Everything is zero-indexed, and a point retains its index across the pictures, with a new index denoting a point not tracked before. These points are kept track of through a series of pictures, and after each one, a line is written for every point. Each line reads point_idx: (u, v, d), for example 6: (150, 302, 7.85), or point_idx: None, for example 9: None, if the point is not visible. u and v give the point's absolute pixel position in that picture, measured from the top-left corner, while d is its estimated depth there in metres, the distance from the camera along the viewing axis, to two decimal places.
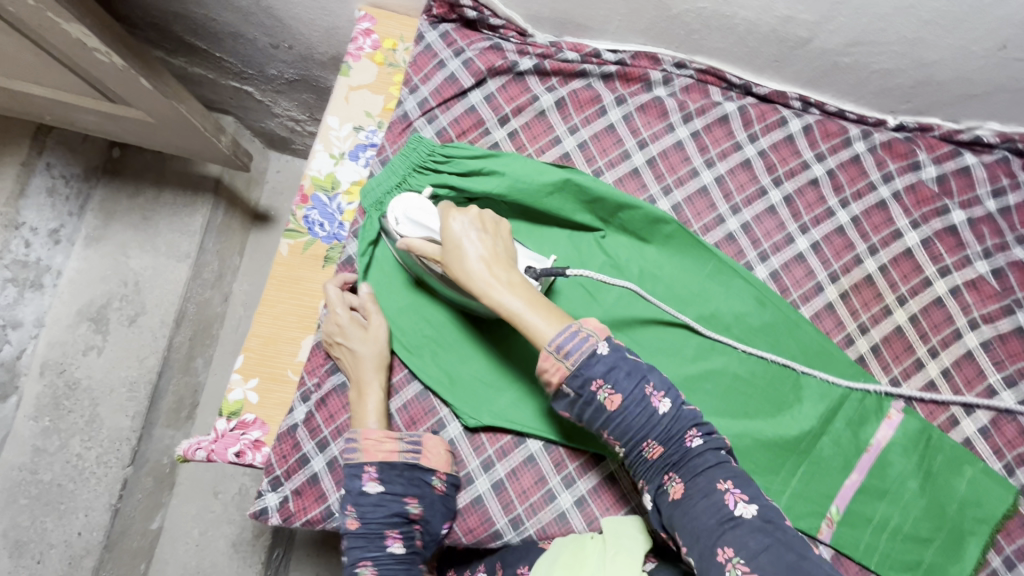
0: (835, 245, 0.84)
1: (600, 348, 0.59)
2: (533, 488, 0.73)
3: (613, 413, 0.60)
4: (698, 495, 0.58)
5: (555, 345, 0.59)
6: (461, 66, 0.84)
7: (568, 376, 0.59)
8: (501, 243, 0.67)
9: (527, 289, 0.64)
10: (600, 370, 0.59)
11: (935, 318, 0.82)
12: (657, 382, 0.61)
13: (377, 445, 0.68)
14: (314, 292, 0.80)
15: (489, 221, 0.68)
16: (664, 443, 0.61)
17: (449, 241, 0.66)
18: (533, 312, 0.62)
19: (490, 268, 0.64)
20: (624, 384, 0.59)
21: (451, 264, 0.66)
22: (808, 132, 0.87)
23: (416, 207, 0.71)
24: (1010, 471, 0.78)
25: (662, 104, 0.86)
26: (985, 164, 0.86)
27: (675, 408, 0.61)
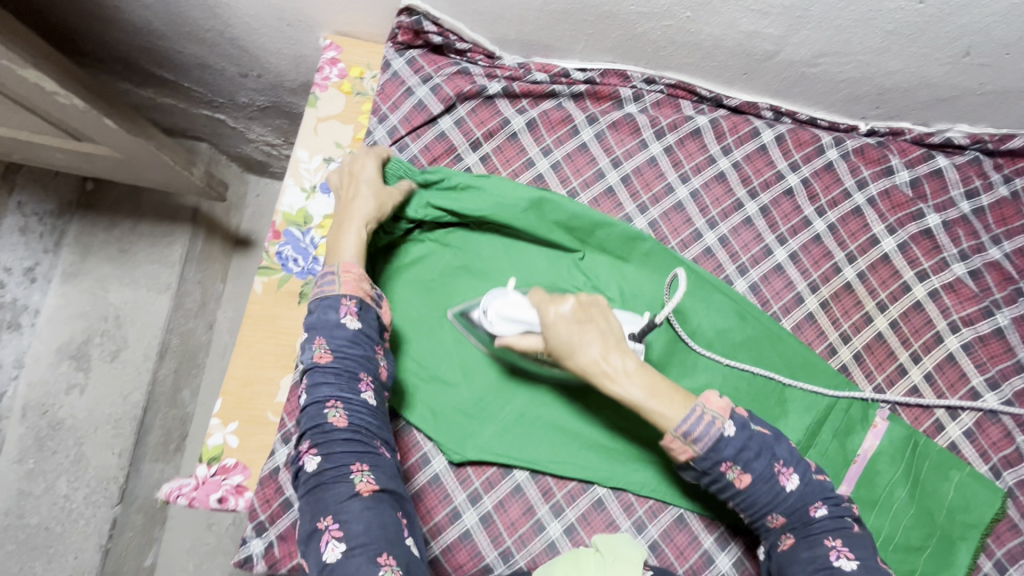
0: (812, 255, 0.84)
1: (727, 430, 0.61)
2: (521, 519, 0.73)
3: (741, 491, 0.63)
4: (804, 548, 0.62)
5: (684, 432, 0.61)
6: (429, 93, 0.83)
7: (695, 458, 0.62)
8: (608, 324, 0.66)
9: (644, 372, 0.64)
10: (728, 453, 0.61)
11: (916, 323, 0.82)
12: (784, 457, 0.63)
13: (354, 283, 0.69)
14: (291, 329, 0.79)
15: (589, 306, 0.66)
16: (787, 515, 0.63)
17: (554, 343, 0.65)
18: (658, 401, 0.63)
19: (604, 354, 0.64)
20: (755, 466, 0.62)
21: (567, 359, 0.65)
22: (781, 141, 0.87)
23: (508, 302, 0.70)
24: (997, 474, 0.78)
25: (634, 120, 0.86)
26: (957, 166, 0.87)
27: (804, 481, 0.63)
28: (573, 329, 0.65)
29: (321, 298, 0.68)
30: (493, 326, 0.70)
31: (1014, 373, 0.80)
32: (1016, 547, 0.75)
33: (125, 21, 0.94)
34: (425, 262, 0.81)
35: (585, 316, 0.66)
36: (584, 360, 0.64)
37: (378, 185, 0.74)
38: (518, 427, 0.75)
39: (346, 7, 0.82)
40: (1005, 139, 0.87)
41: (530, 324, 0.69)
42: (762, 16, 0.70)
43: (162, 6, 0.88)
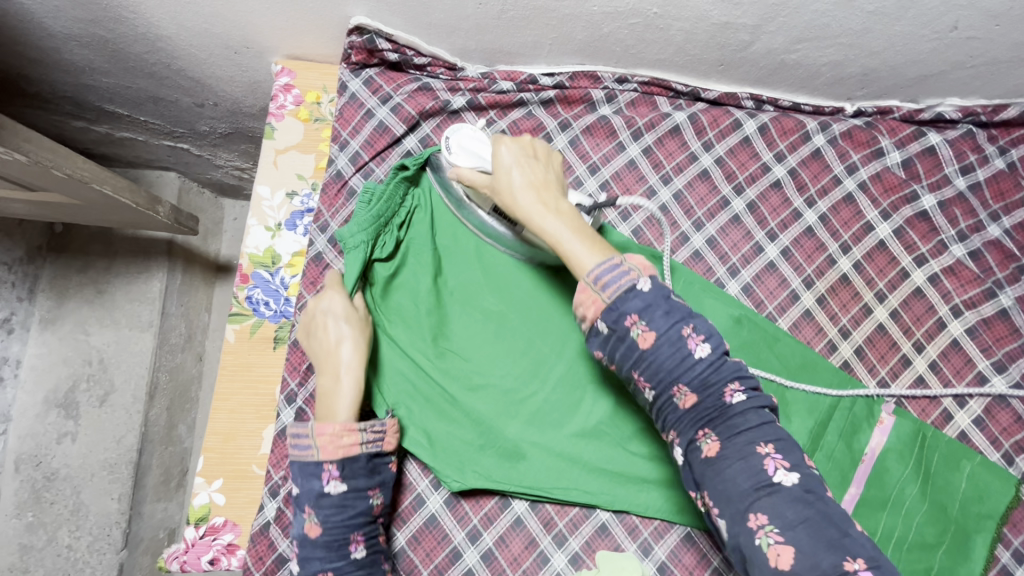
0: (805, 248, 0.81)
1: (641, 284, 0.57)
2: (524, 553, 0.71)
3: (646, 353, 0.56)
4: (736, 457, 0.53)
5: (594, 276, 0.57)
6: (390, 113, 0.78)
7: (602, 310, 0.57)
8: (552, 174, 0.65)
9: (575, 219, 0.62)
10: (635, 305, 0.56)
11: (917, 310, 0.79)
12: (699, 326, 0.57)
13: (335, 440, 0.62)
14: (268, 377, 0.76)
15: (537, 148, 0.65)
16: (699, 394, 0.56)
17: (497, 165, 0.63)
18: (578, 241, 0.60)
19: (540, 197, 0.62)
20: (660, 322, 0.56)
21: (498, 182, 0.63)
22: (765, 131, 0.83)
23: (470, 135, 0.67)
24: (1010, 460, 0.75)
25: (609, 123, 0.81)
26: (951, 141, 0.83)
27: (716, 351, 0.56)
28: (517, 163, 0.63)
29: (299, 464, 0.61)
30: (453, 156, 0.67)
31: (1021, 354, 0.78)
32: None
33: (64, 61, 0.87)
34: (410, 287, 0.77)
35: (528, 160, 0.64)
36: (512, 187, 0.62)
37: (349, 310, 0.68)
38: (517, 454, 0.72)
39: (296, 29, 0.77)
40: (999, 109, 0.83)
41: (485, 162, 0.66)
42: (734, 6, 0.67)
43: (101, 42, 0.82)
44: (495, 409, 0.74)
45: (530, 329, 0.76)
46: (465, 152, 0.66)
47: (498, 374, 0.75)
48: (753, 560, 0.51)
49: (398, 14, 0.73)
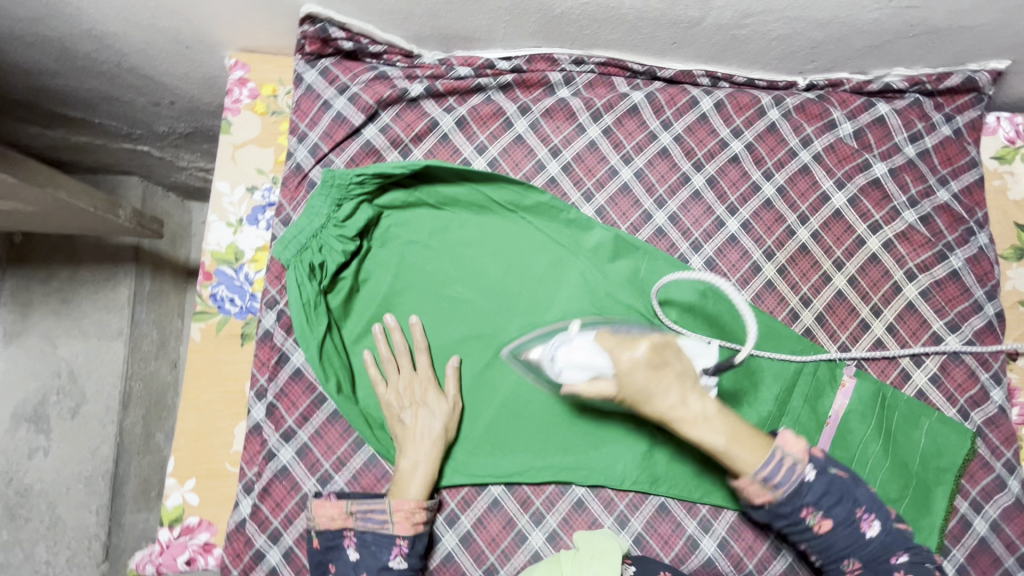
0: (765, 221, 0.83)
1: (807, 475, 0.64)
2: (502, 533, 0.71)
3: (820, 535, 0.65)
4: (871, 575, 0.64)
5: (763, 478, 0.64)
6: (347, 103, 0.78)
7: (772, 503, 0.64)
8: (679, 366, 0.68)
9: (722, 414, 0.67)
10: (809, 500, 0.64)
11: (874, 276, 0.82)
12: (864, 501, 0.65)
13: (409, 516, 0.66)
14: (237, 374, 0.75)
15: (663, 348, 0.68)
16: (863, 560, 0.65)
17: (632, 380, 0.66)
18: (739, 446, 0.65)
19: (685, 399, 0.66)
20: (836, 511, 0.64)
21: (649, 403, 0.67)
22: (721, 108, 0.84)
23: (574, 348, 0.68)
24: (965, 415, 0.78)
25: (568, 105, 0.82)
26: (899, 111, 0.85)
27: (884, 528, 0.65)
28: (647, 373, 0.66)
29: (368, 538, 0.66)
30: (558, 370, 0.68)
31: (972, 313, 0.81)
32: (989, 483, 0.76)
33: (9, 63, 0.85)
34: (374, 280, 0.76)
35: (659, 359, 0.68)
36: (663, 411, 0.66)
37: (444, 402, 0.72)
38: (491, 441, 0.74)
39: (246, 21, 0.76)
40: (943, 78, 0.86)
41: (599, 368, 0.67)
42: None
43: (45, 42, 0.80)
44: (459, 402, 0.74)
45: (497, 315, 0.77)
46: (581, 369, 0.67)
47: (466, 363, 0.76)
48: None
49: (348, 1, 0.72)
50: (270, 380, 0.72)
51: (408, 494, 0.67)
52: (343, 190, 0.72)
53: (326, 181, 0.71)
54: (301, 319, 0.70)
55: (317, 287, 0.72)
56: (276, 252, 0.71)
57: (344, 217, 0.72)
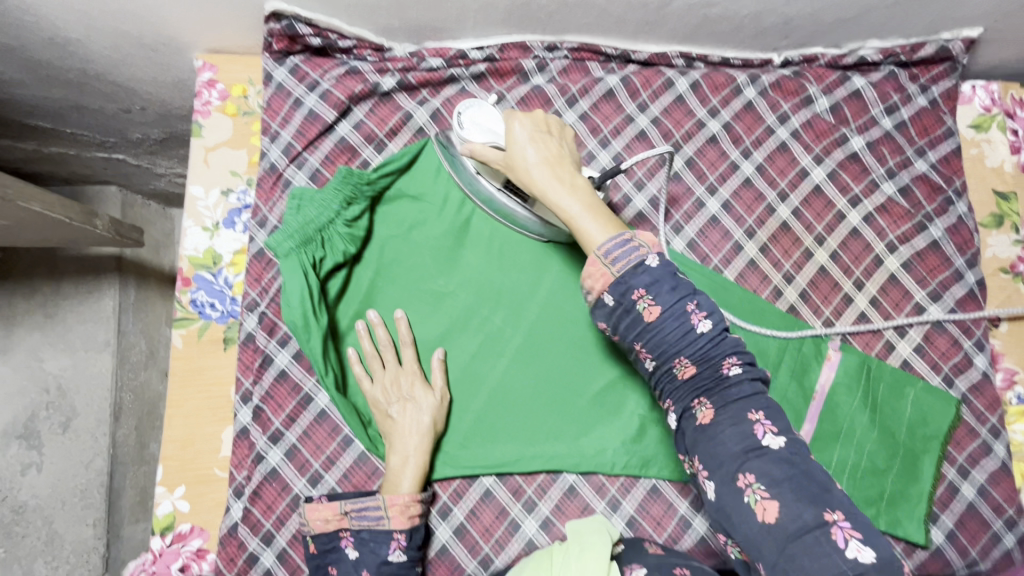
0: (745, 200, 0.83)
1: (650, 260, 0.57)
2: (495, 523, 0.72)
3: (652, 326, 0.56)
4: (730, 424, 0.54)
5: (605, 250, 0.58)
6: (319, 101, 0.77)
7: (611, 286, 0.57)
8: (566, 149, 0.67)
9: (590, 195, 0.64)
10: (643, 280, 0.56)
11: (855, 250, 0.82)
12: (702, 302, 0.56)
13: (404, 510, 0.66)
14: (221, 379, 0.74)
15: (551, 122, 0.67)
16: (698, 363, 0.56)
17: (514, 146, 0.65)
18: (590, 218, 0.62)
19: (557, 172, 0.64)
20: (666, 296, 0.55)
21: (512, 148, 0.65)
22: (697, 88, 0.84)
23: (482, 111, 0.69)
24: (950, 383, 0.79)
25: (543, 92, 0.81)
26: (875, 84, 0.85)
27: (716, 329, 0.56)
28: (532, 140, 0.65)
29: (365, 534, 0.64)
30: (465, 132, 0.69)
31: (953, 282, 0.81)
32: (976, 449, 0.77)
33: None
34: (359, 276, 0.76)
35: (543, 133, 0.66)
36: (523, 149, 0.65)
37: (429, 393, 0.72)
38: (482, 432, 0.74)
39: (210, 21, 0.74)
40: (917, 48, 0.85)
41: (496, 136, 0.68)
42: None
43: (7, 52, 0.78)
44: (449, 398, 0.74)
45: (482, 307, 0.77)
46: (479, 130, 0.68)
47: (453, 355, 0.76)
48: (737, 516, 0.52)
49: None
50: (255, 383, 0.72)
51: (400, 488, 0.67)
52: (353, 186, 0.72)
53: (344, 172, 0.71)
54: (304, 311, 0.69)
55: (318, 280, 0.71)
56: (271, 245, 0.70)
57: (352, 215, 0.73)
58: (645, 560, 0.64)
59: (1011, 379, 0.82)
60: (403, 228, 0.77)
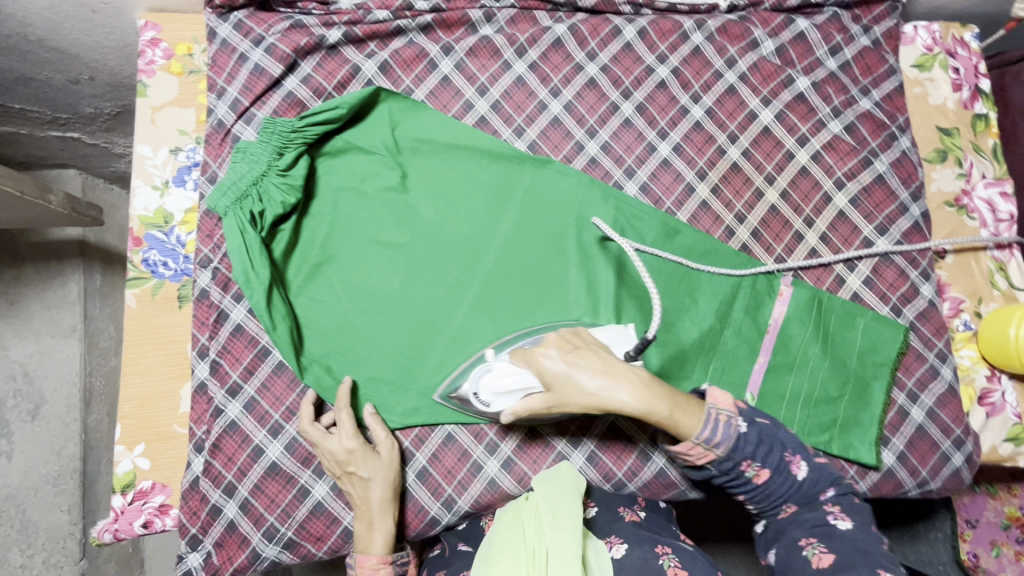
0: (696, 142, 0.84)
1: (741, 427, 0.63)
2: (457, 465, 0.72)
3: (760, 485, 0.63)
4: (806, 511, 0.63)
5: (705, 438, 0.61)
6: (264, 55, 0.76)
7: (715, 461, 0.62)
8: (597, 349, 0.63)
9: (649, 377, 0.62)
10: (747, 451, 0.62)
11: (804, 188, 0.84)
12: (792, 446, 0.65)
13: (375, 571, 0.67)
14: (177, 337, 0.74)
15: (571, 340, 0.64)
16: (801, 504, 0.64)
17: (555, 378, 0.61)
18: (681, 413, 0.61)
19: (611, 377, 0.61)
20: (769, 459, 0.63)
21: (565, 395, 0.61)
22: (645, 35, 0.85)
23: (493, 374, 0.66)
24: (898, 312, 0.81)
25: (491, 42, 0.82)
26: (818, 26, 0.87)
27: (814, 466, 0.64)
28: (565, 369, 0.61)
29: None
30: (490, 405, 0.67)
31: (899, 215, 0.83)
32: (924, 374, 0.79)
33: None
34: (311, 229, 0.75)
35: (572, 350, 0.63)
36: (580, 396, 0.61)
37: (375, 460, 0.68)
38: (443, 379, 0.74)
39: None
40: None
41: (526, 386, 0.64)
42: None
43: None
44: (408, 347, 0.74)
45: (438, 256, 0.77)
46: (505, 394, 0.65)
47: (411, 305, 0.76)
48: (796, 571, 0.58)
49: None
50: (211, 338, 0.72)
51: (373, 549, 0.67)
52: (282, 136, 0.70)
53: (267, 125, 0.70)
54: (245, 266, 0.67)
55: (258, 234, 0.69)
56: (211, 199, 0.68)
57: (284, 164, 0.71)
58: (625, 533, 0.64)
59: (957, 307, 0.85)
60: (353, 180, 0.77)
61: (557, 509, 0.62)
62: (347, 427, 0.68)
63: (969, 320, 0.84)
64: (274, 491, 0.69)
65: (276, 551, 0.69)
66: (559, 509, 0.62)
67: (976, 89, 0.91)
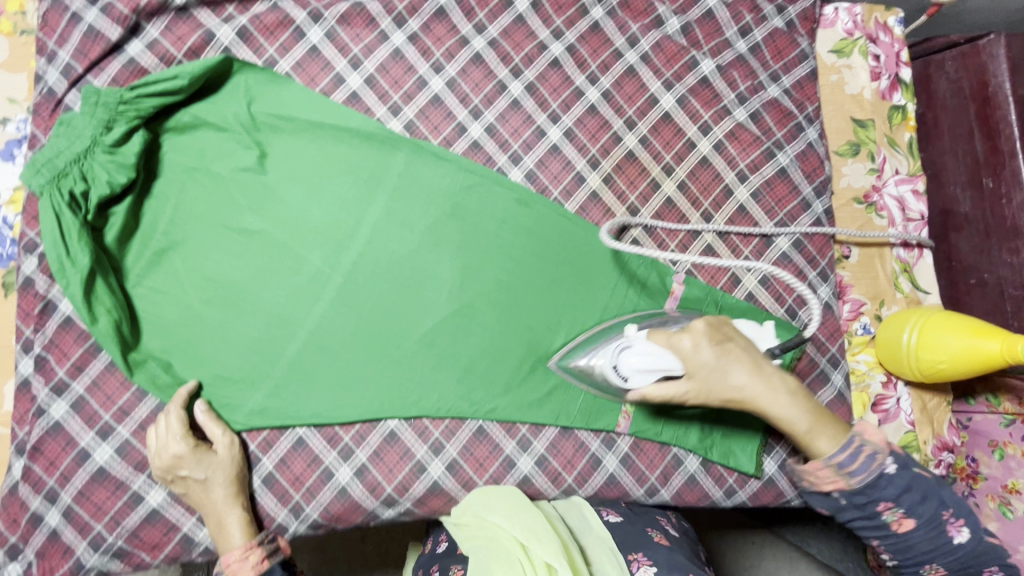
0: (589, 128, 0.77)
1: (888, 466, 0.60)
2: (307, 472, 0.68)
3: (899, 534, 0.61)
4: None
5: (838, 463, 0.60)
6: (100, 15, 0.68)
7: (843, 489, 0.61)
8: (743, 347, 0.65)
9: (804, 396, 0.63)
10: (891, 494, 0.60)
11: (704, 180, 0.78)
12: (953, 506, 0.60)
13: (243, 563, 0.62)
14: (0, 328, 0.68)
15: (722, 332, 0.65)
16: (947, 566, 0.61)
17: (704, 367, 0.62)
18: (820, 431, 0.62)
19: (759, 380, 0.63)
20: (919, 510, 0.60)
21: (709, 386, 0.63)
22: (539, 8, 0.78)
23: (636, 351, 0.63)
24: (793, 314, 0.78)
25: (365, 9, 0.74)
26: (728, 3, 0.80)
27: (976, 536, 0.60)
28: (717, 360, 0.62)
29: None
30: (628, 380, 0.64)
31: (800, 211, 0.79)
32: (813, 379, 0.77)
33: None
34: (153, 213, 0.68)
35: (727, 345, 0.63)
36: (717, 385, 0.63)
37: (209, 459, 0.64)
38: (297, 378, 0.69)
39: None
40: None
41: (669, 367, 0.63)
42: None
43: None
44: (260, 341, 0.69)
45: (297, 245, 0.71)
46: (646, 374, 0.63)
47: (266, 298, 0.69)
48: None
49: None
50: (35, 331, 0.65)
51: (233, 543, 0.63)
52: (109, 109, 0.63)
53: (88, 95, 0.63)
54: (60, 252, 0.61)
55: (80, 218, 0.63)
56: (22, 177, 0.61)
57: (111, 140, 0.63)
58: (655, 555, 0.61)
59: (858, 310, 0.81)
60: (202, 158, 0.70)
61: (531, 528, 0.60)
62: (175, 429, 0.63)
63: (868, 323, 0.81)
64: (102, 497, 0.64)
65: (102, 560, 0.64)
66: (533, 528, 0.60)
67: (896, 78, 0.85)
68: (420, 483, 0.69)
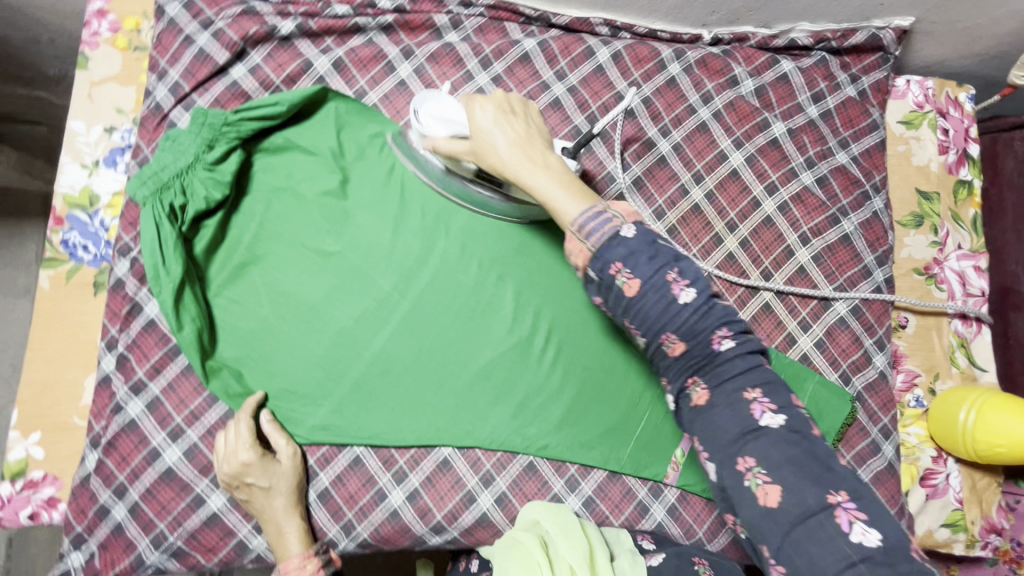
0: (657, 179, 0.79)
1: (625, 232, 0.50)
2: (360, 491, 0.70)
3: (629, 302, 0.50)
4: (723, 406, 0.50)
5: (577, 224, 0.51)
6: (211, 39, 0.73)
7: (589, 261, 0.51)
8: (535, 125, 0.58)
9: (565, 171, 0.55)
10: (617, 252, 0.49)
11: (766, 239, 0.79)
12: (685, 269, 0.50)
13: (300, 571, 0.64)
14: (88, 326, 0.72)
15: (513, 103, 0.58)
16: (687, 340, 0.50)
17: (478, 127, 0.57)
18: (566, 194, 0.53)
19: (526, 153, 0.55)
20: (644, 269, 0.49)
21: (482, 151, 0.57)
22: (619, 60, 0.80)
23: (439, 103, 0.62)
24: (847, 380, 0.77)
25: (454, 50, 0.77)
26: (803, 69, 0.83)
27: (704, 297, 0.49)
28: (495, 120, 0.57)
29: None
30: (423, 128, 0.62)
31: (861, 278, 0.80)
32: (864, 448, 0.76)
33: None
34: (241, 228, 0.72)
35: (506, 110, 0.57)
36: (482, 129, 0.56)
37: (274, 468, 0.66)
38: (358, 399, 0.71)
39: None
40: (848, 34, 0.83)
41: (459, 128, 0.60)
42: None
43: None
44: (326, 359, 0.70)
45: (370, 269, 0.73)
46: (439, 122, 0.61)
47: (336, 318, 0.71)
48: (739, 503, 0.48)
49: None
50: (121, 331, 0.69)
51: (291, 552, 0.65)
52: (214, 129, 0.67)
53: (196, 116, 0.67)
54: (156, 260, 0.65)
55: (177, 228, 0.66)
56: (131, 187, 0.66)
57: (212, 158, 0.68)
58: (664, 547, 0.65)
59: (911, 381, 0.81)
60: (288, 181, 0.73)
61: (564, 524, 0.62)
62: (244, 437, 0.66)
63: (921, 397, 0.80)
64: (166, 497, 0.67)
65: (161, 558, 0.67)
66: (565, 525, 0.62)
67: (963, 153, 0.86)
68: (468, 513, 0.71)
